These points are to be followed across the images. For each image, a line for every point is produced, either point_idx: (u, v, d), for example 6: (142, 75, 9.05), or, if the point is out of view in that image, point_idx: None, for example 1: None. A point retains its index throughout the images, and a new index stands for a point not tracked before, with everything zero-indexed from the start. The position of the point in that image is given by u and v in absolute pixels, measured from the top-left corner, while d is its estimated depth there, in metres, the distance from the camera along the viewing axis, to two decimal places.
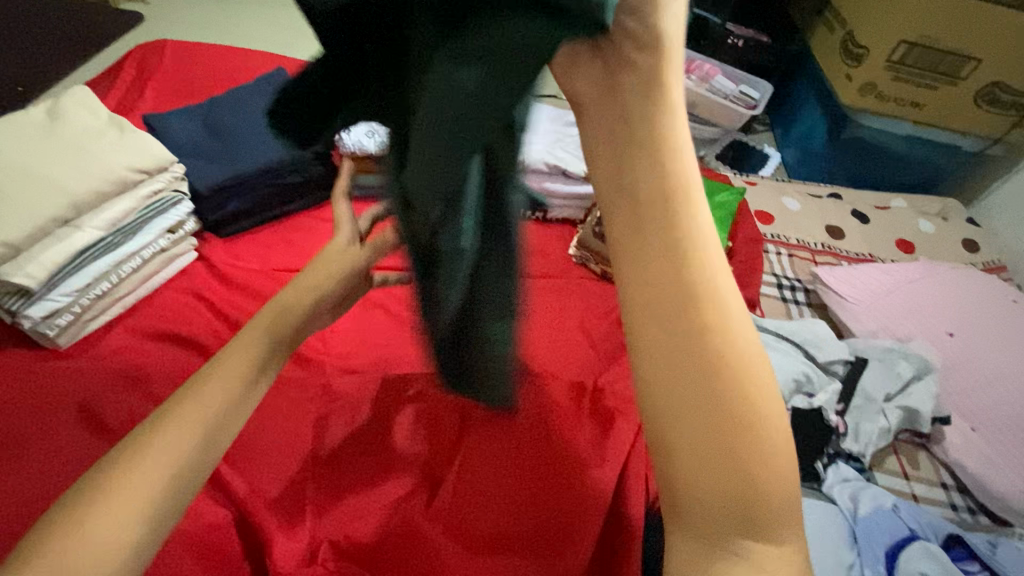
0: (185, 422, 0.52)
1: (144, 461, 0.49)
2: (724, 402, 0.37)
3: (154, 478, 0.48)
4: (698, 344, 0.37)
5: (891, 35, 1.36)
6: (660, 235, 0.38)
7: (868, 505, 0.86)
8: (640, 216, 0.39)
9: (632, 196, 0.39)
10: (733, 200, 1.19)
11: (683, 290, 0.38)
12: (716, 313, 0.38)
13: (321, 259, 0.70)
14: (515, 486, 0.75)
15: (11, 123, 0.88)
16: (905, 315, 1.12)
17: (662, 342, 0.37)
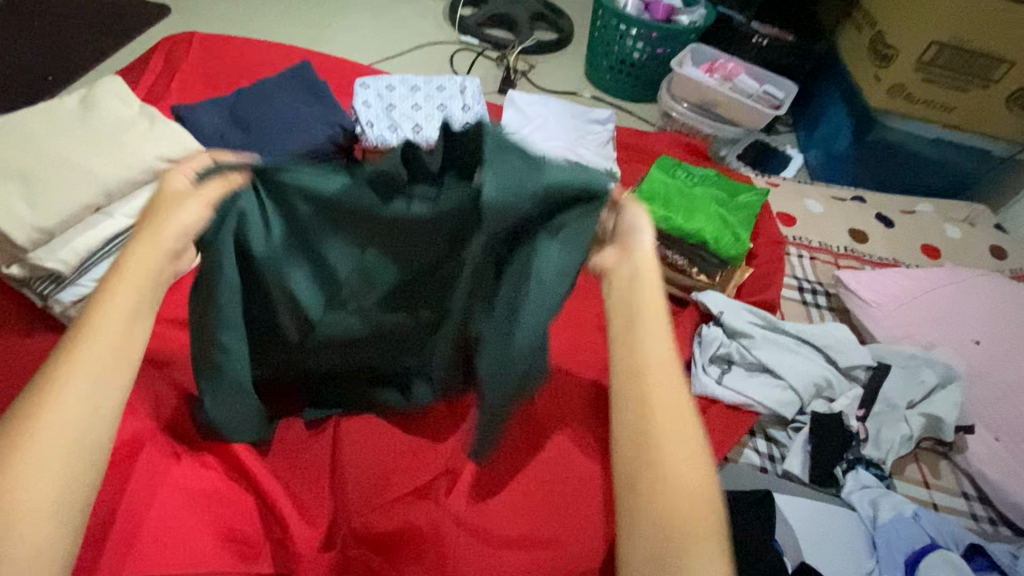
0: (90, 376, 0.45)
1: (50, 420, 0.42)
2: (672, 434, 0.47)
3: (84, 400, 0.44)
4: (658, 388, 0.50)
5: (922, 36, 1.34)
6: (641, 317, 0.54)
7: (889, 511, 0.85)
8: (629, 303, 0.55)
9: (624, 298, 0.56)
10: (757, 200, 1.17)
11: (647, 348, 0.52)
12: (671, 371, 0.51)
13: (165, 201, 0.59)
14: (530, 487, 0.77)
15: (45, 112, 0.89)
16: (929, 323, 1.09)
17: (635, 384, 0.50)
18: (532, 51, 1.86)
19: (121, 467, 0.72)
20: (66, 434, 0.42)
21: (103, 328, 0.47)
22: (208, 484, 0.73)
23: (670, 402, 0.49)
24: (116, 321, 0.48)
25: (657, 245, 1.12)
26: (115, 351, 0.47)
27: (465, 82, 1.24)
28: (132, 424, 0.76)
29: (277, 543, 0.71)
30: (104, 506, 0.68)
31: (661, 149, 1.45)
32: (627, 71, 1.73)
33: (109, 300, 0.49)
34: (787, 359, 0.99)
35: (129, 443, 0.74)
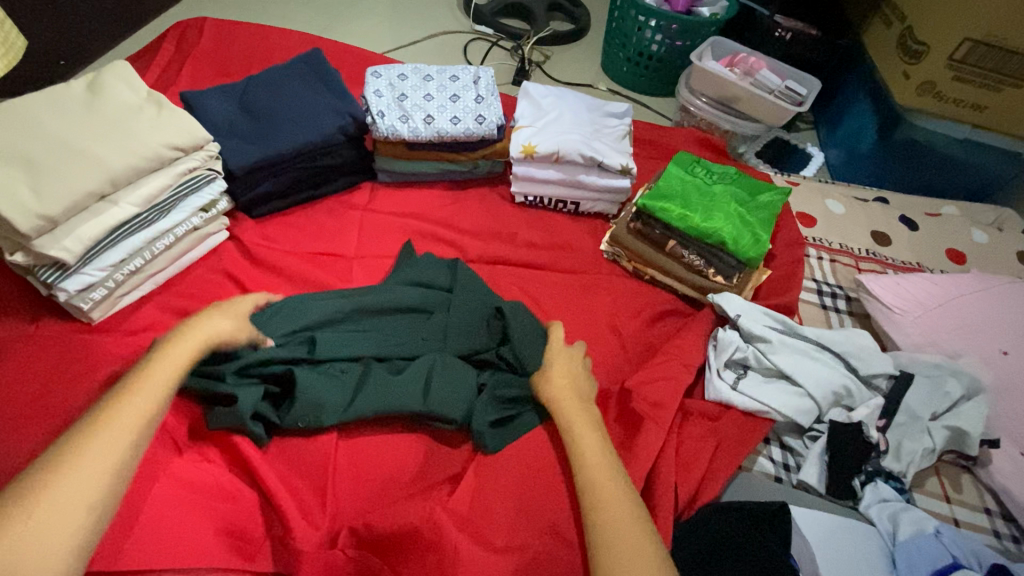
0: (110, 437, 0.58)
1: (97, 454, 0.56)
2: (608, 465, 0.69)
3: (116, 444, 0.58)
4: (588, 426, 0.74)
5: (954, 32, 1.28)
6: (575, 385, 0.80)
7: (909, 528, 0.82)
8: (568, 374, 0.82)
9: (568, 370, 0.83)
10: (779, 200, 1.13)
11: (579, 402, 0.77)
12: (595, 420, 0.76)
13: (230, 304, 0.82)
14: (538, 490, 0.72)
15: (51, 96, 0.87)
16: (954, 331, 1.05)
17: (577, 426, 0.74)
18: (547, 42, 1.82)
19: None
20: (93, 491, 0.54)
21: (127, 403, 0.62)
22: (206, 477, 0.71)
23: (593, 437, 0.72)
24: (140, 401, 0.63)
25: (674, 244, 1.09)
26: (136, 430, 0.60)
27: (478, 72, 1.21)
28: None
29: (278, 539, 0.70)
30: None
31: (679, 145, 1.41)
32: (644, 64, 1.69)
33: (135, 392, 0.63)
34: (807, 365, 0.96)
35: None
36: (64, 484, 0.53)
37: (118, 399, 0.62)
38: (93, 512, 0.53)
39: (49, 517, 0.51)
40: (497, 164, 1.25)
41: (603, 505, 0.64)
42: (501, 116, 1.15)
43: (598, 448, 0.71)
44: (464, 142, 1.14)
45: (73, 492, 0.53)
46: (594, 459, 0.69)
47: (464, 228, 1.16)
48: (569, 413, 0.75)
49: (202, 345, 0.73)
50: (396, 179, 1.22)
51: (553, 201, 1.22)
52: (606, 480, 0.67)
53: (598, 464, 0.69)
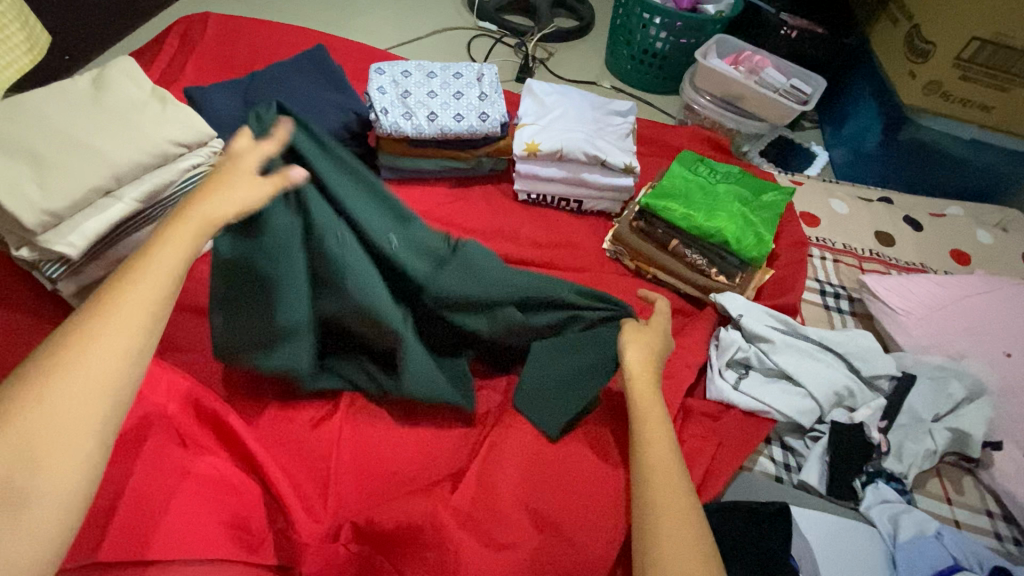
0: (108, 348, 0.50)
1: (90, 364, 0.48)
2: (672, 459, 0.68)
3: (112, 354, 0.50)
4: (655, 415, 0.72)
5: (961, 31, 1.28)
6: (650, 365, 0.78)
7: (910, 530, 0.82)
8: (644, 354, 0.79)
9: (647, 348, 0.80)
10: (783, 200, 1.12)
11: (647, 388, 0.75)
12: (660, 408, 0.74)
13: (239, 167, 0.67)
14: (541, 490, 0.72)
15: (57, 90, 0.87)
16: (957, 332, 1.05)
17: (644, 414, 0.72)
18: (551, 39, 1.81)
19: (119, 453, 0.67)
20: (90, 396, 0.48)
21: (126, 302, 0.53)
22: (205, 468, 0.70)
23: (658, 429, 0.71)
24: (140, 300, 0.53)
25: (676, 243, 1.09)
26: (142, 323, 0.53)
27: (482, 70, 1.21)
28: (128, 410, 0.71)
29: (280, 532, 0.70)
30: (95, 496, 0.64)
31: (683, 144, 1.41)
32: (649, 62, 1.68)
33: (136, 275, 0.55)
34: (809, 365, 0.96)
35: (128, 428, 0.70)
36: (57, 384, 0.47)
37: (118, 283, 0.54)
38: (100, 413, 0.48)
39: (45, 427, 0.45)
40: (501, 161, 1.24)
41: (660, 486, 0.65)
42: (504, 114, 1.15)
43: (661, 428, 0.71)
44: (468, 139, 1.14)
45: (71, 394, 0.47)
46: (655, 440, 0.69)
47: (467, 225, 1.16)
48: (637, 388, 0.75)
49: (211, 227, 0.61)
50: (399, 176, 1.22)
51: (556, 199, 1.22)
52: (663, 460, 0.67)
53: (660, 457, 0.67)
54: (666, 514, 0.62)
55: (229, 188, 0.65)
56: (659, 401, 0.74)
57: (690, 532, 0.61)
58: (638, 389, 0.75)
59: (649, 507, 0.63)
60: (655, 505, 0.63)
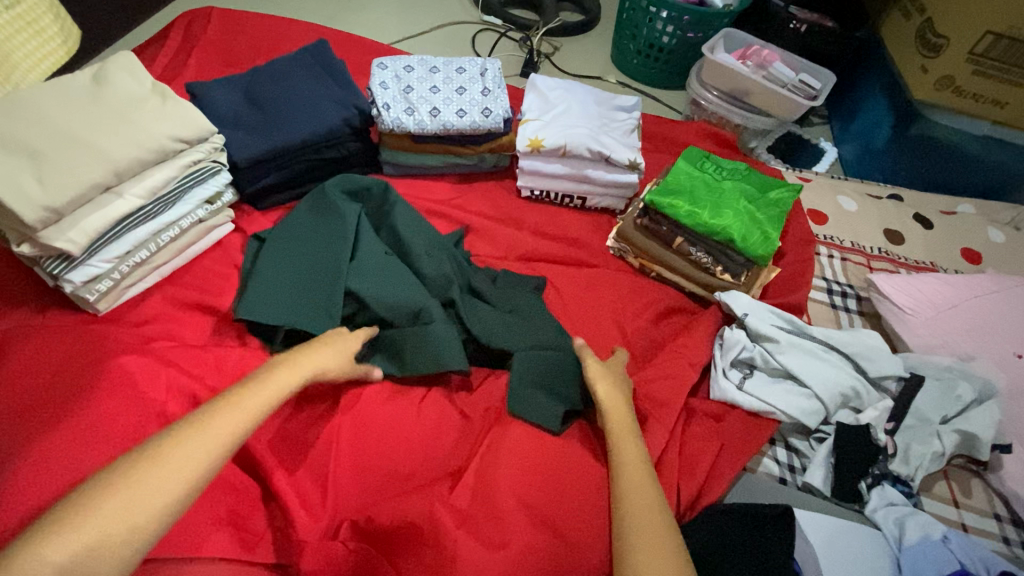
0: (191, 460, 0.56)
1: (173, 472, 0.54)
2: (644, 478, 0.69)
3: (189, 471, 0.55)
4: (625, 436, 0.74)
5: (974, 24, 1.25)
6: (620, 392, 0.81)
7: (915, 533, 0.81)
8: (616, 381, 0.83)
9: (615, 376, 0.84)
10: (789, 198, 1.11)
11: (618, 411, 0.77)
12: (630, 429, 0.76)
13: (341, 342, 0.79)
14: (541, 488, 0.71)
15: (57, 86, 0.87)
16: (967, 333, 1.04)
17: (618, 438, 0.74)
18: (556, 33, 1.79)
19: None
20: (146, 510, 0.51)
21: (213, 427, 0.59)
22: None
23: (631, 451, 0.72)
24: (227, 428, 0.60)
25: (681, 241, 1.07)
26: (205, 458, 0.57)
27: (485, 65, 1.20)
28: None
29: (279, 530, 0.68)
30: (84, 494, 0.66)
31: (688, 140, 1.39)
32: (655, 56, 1.66)
33: (226, 405, 0.62)
34: (814, 365, 0.94)
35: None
36: (129, 491, 0.52)
37: (208, 412, 0.61)
38: (141, 526, 0.51)
39: (106, 521, 0.49)
40: (503, 158, 1.24)
41: (636, 504, 0.66)
42: (507, 109, 1.14)
43: (637, 457, 0.72)
44: (471, 135, 1.13)
45: (140, 501, 0.51)
46: (631, 468, 0.70)
47: (470, 221, 1.15)
48: (611, 418, 0.76)
49: (301, 377, 0.71)
50: (403, 172, 1.21)
51: (560, 195, 1.21)
52: (639, 489, 0.68)
53: (633, 477, 0.69)
54: (645, 537, 0.62)
55: (322, 351, 0.76)
56: (634, 432, 0.75)
57: (663, 543, 0.62)
58: (613, 420, 0.76)
59: (626, 532, 0.63)
60: (632, 531, 0.63)
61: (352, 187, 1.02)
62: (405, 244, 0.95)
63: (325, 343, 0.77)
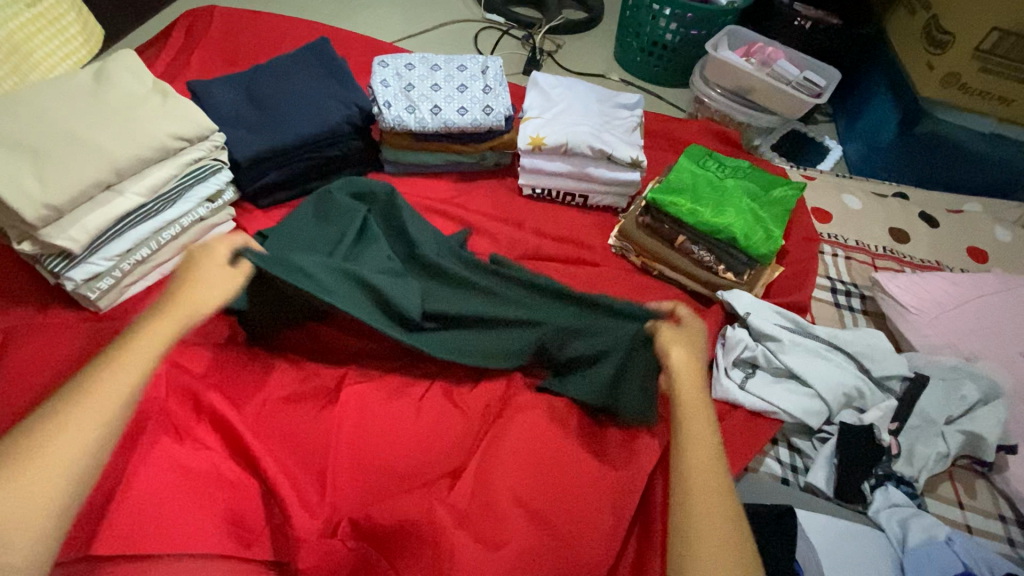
0: (90, 417, 0.54)
1: (73, 432, 0.52)
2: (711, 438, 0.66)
3: (92, 426, 0.54)
4: (694, 394, 0.71)
5: (981, 20, 1.24)
6: (692, 349, 0.77)
7: (918, 534, 0.80)
8: (692, 339, 0.79)
9: (690, 332, 0.80)
10: (792, 196, 1.10)
11: (692, 370, 0.74)
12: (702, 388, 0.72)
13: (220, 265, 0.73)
14: (540, 486, 0.70)
15: (57, 83, 0.87)
16: (972, 333, 1.03)
17: (688, 394, 0.71)
18: (559, 31, 1.79)
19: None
20: (55, 492, 0.50)
21: (110, 379, 0.57)
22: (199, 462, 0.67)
23: (699, 409, 0.69)
24: (125, 375, 0.58)
25: (683, 239, 1.07)
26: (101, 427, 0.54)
27: (487, 62, 1.20)
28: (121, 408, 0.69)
29: (277, 528, 0.67)
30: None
31: (691, 138, 1.38)
32: (658, 53, 1.65)
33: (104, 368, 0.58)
34: (817, 365, 0.94)
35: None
36: (22, 477, 0.49)
37: (83, 382, 0.56)
38: (59, 490, 0.50)
39: (17, 495, 0.48)
40: (504, 155, 1.24)
41: (698, 464, 0.63)
42: (509, 107, 1.13)
43: (705, 419, 0.68)
44: (472, 134, 1.13)
45: (50, 467, 0.50)
46: (698, 423, 0.67)
47: (472, 219, 1.15)
48: (683, 390, 0.71)
49: (189, 316, 0.66)
50: (403, 170, 1.21)
51: (561, 194, 1.20)
52: (706, 464, 0.63)
53: (699, 435, 0.66)
54: (703, 500, 0.60)
55: (208, 280, 0.71)
56: (707, 404, 0.70)
57: (721, 509, 0.60)
58: (685, 378, 0.73)
59: (685, 488, 0.61)
60: (695, 510, 0.59)
61: (359, 189, 1.00)
62: (418, 246, 0.92)
63: (199, 279, 0.70)
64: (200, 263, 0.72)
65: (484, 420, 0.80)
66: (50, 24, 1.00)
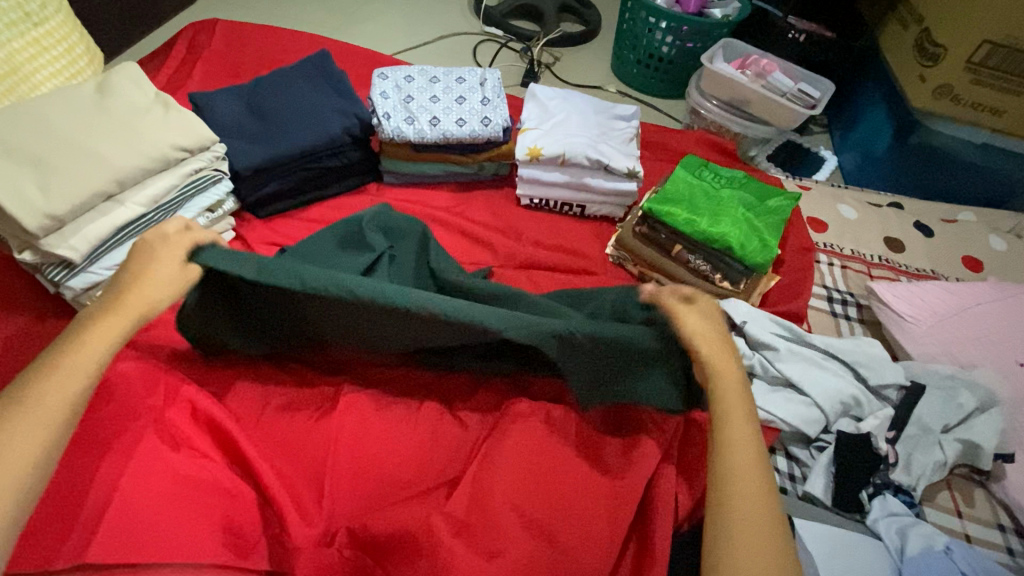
0: (27, 434, 0.54)
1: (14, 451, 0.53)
2: (751, 438, 0.66)
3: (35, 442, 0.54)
4: (733, 393, 0.70)
5: (973, 33, 1.25)
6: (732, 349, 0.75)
7: (917, 543, 0.80)
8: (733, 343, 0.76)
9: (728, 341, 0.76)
10: (789, 205, 1.11)
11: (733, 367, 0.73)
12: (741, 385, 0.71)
13: (166, 256, 0.71)
14: (537, 492, 0.70)
15: (61, 95, 0.88)
16: (968, 341, 1.03)
17: (730, 393, 0.70)
18: (557, 44, 1.81)
19: (74, 452, 0.66)
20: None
21: (52, 388, 0.57)
22: (195, 469, 0.67)
23: (739, 409, 0.68)
24: (65, 383, 0.58)
25: (680, 248, 1.08)
26: (38, 448, 0.54)
27: (485, 74, 1.21)
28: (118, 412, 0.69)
29: (274, 537, 0.67)
30: (62, 491, 0.63)
31: (688, 148, 1.40)
32: (655, 66, 1.67)
33: (44, 380, 0.57)
34: (814, 375, 0.94)
35: (104, 430, 0.68)
36: None
37: (26, 392, 0.57)
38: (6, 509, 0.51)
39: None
40: (503, 166, 1.25)
41: (739, 466, 0.63)
42: (507, 118, 1.15)
43: (744, 416, 0.68)
44: (470, 144, 1.14)
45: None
46: (736, 422, 0.67)
47: (470, 228, 1.16)
48: (725, 391, 0.70)
49: (134, 315, 0.66)
50: (402, 180, 1.22)
51: (559, 203, 1.21)
52: (747, 458, 0.64)
53: (739, 436, 0.66)
54: (748, 503, 0.61)
55: (156, 275, 0.69)
56: (746, 404, 0.69)
57: (763, 513, 0.60)
58: (727, 383, 0.71)
59: (727, 491, 0.62)
60: (736, 520, 0.59)
61: (388, 225, 1.00)
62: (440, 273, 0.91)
63: (148, 281, 0.68)
64: (154, 261, 0.70)
65: (481, 431, 0.80)
66: (60, 44, 1.04)
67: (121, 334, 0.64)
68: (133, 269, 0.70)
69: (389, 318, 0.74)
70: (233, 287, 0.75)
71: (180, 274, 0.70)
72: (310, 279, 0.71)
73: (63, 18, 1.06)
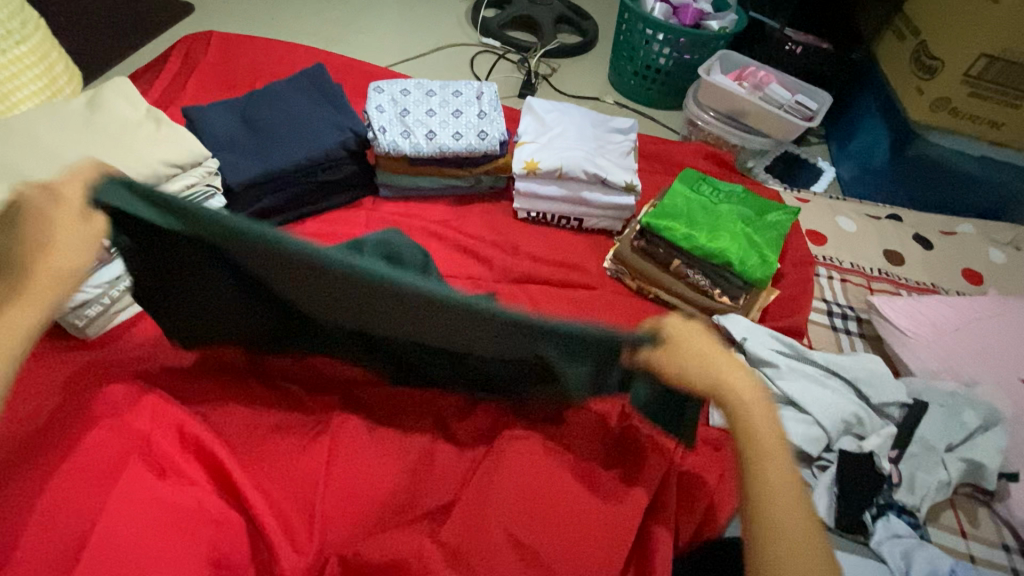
0: None
1: None
2: (782, 468, 0.61)
3: None
4: (753, 416, 0.63)
5: (969, 46, 1.26)
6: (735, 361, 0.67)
7: (923, 567, 0.78)
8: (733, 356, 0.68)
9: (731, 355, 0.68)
10: (787, 220, 1.10)
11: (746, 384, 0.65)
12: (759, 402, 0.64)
13: (59, 214, 0.62)
14: (535, 518, 0.68)
15: (49, 111, 0.87)
16: (970, 357, 1.02)
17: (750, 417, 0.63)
18: (554, 55, 1.81)
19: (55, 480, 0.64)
20: None
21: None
22: (181, 496, 0.65)
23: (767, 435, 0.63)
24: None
25: (679, 263, 1.06)
26: None
27: (482, 88, 1.20)
28: (102, 438, 0.67)
29: (263, 565, 0.65)
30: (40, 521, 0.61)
31: (686, 160, 1.39)
32: (652, 77, 1.67)
33: None
34: (814, 393, 0.92)
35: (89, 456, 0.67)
36: None
37: None
38: None
39: None
40: (500, 179, 1.24)
41: (780, 504, 0.59)
42: (503, 132, 1.14)
43: (773, 442, 0.62)
44: (466, 157, 1.13)
45: None
46: (769, 449, 0.62)
47: (467, 242, 1.15)
48: (749, 416, 0.63)
49: (48, 293, 0.61)
50: (398, 194, 1.21)
51: (556, 217, 1.20)
52: (784, 490, 0.60)
53: (774, 470, 0.61)
54: (794, 545, 0.57)
55: (58, 243, 0.61)
56: (772, 425, 0.63)
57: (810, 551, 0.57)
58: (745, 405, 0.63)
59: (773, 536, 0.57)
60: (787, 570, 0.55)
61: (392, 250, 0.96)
62: None
63: (54, 245, 0.61)
64: (48, 222, 0.62)
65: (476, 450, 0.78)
66: (41, 60, 1.03)
67: (39, 315, 0.60)
68: (29, 226, 0.62)
69: (371, 303, 0.64)
70: (171, 240, 0.67)
71: (85, 233, 0.63)
72: (236, 223, 0.58)
73: (43, 35, 1.06)
